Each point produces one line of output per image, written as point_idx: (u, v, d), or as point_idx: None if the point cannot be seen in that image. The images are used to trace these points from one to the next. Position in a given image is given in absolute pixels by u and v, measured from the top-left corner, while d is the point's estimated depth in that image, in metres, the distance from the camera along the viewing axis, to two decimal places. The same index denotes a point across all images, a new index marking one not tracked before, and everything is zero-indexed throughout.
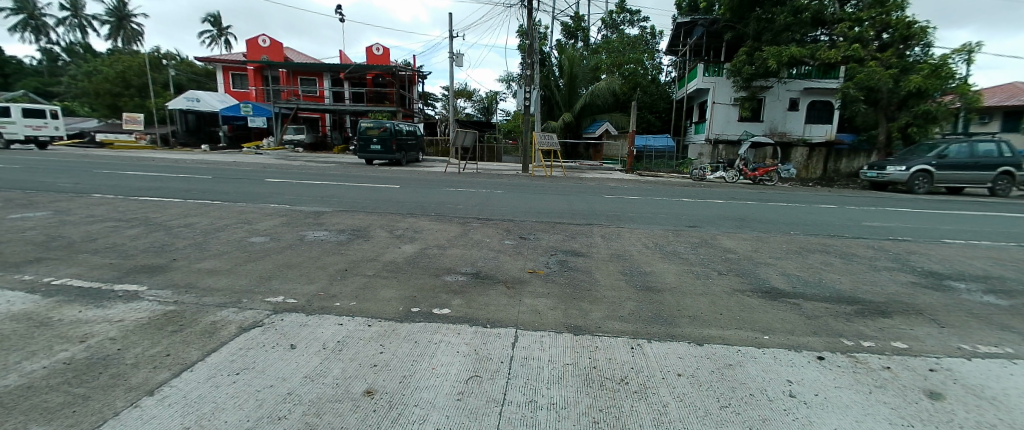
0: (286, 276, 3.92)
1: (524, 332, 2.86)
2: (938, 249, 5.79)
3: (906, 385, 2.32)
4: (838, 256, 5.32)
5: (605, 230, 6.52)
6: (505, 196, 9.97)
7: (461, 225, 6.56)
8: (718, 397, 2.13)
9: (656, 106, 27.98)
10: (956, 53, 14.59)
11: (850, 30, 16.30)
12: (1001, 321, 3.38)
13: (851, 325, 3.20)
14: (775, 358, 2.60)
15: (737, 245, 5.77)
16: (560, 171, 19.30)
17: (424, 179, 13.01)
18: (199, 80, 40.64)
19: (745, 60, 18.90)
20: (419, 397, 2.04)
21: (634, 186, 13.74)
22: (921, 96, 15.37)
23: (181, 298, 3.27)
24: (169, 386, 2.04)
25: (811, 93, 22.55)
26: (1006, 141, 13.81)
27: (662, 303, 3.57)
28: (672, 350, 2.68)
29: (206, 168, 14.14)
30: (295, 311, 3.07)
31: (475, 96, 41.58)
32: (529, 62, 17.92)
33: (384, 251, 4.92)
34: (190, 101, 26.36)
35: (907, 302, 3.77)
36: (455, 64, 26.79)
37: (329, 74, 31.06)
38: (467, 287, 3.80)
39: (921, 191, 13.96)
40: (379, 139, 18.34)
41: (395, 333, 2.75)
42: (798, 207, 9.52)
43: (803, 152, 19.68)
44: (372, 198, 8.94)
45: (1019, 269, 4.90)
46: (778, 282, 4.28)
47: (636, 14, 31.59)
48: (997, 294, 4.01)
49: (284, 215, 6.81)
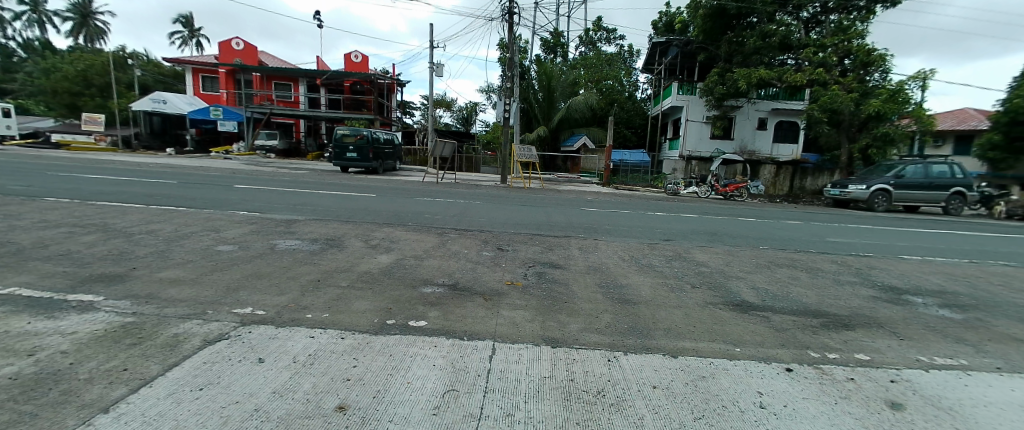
0: (256, 286, 3.78)
1: (502, 345, 2.85)
2: (896, 264, 6.14)
3: (870, 396, 2.42)
4: (805, 270, 5.55)
5: (583, 242, 6.60)
6: (484, 206, 9.97)
7: (439, 235, 6.51)
8: (692, 409, 2.18)
9: (632, 122, 28.86)
10: (911, 79, 15.66)
11: (814, 55, 17.23)
12: (956, 334, 3.60)
13: (817, 338, 3.33)
14: (746, 370, 2.68)
15: (710, 259, 5.94)
16: (539, 183, 19.48)
17: (401, 188, 12.88)
18: (168, 82, 39.15)
19: (717, 81, 19.84)
20: (394, 412, 1.99)
21: (611, 198, 14.01)
22: (880, 119, 16.35)
23: (141, 309, 3.09)
24: (126, 403, 1.92)
25: (778, 113, 23.72)
26: (958, 163, 14.78)
27: (637, 315, 3.62)
28: (647, 362, 2.71)
29: (171, 172, 13.54)
30: (264, 324, 2.95)
31: (454, 106, 41.69)
32: (510, 75, 18.05)
33: (359, 261, 4.81)
34: (156, 103, 25.13)
35: (869, 315, 3.97)
36: (436, 74, 26.83)
37: (305, 79, 30.52)
38: (444, 298, 3.76)
39: (881, 209, 14.79)
40: (355, 147, 17.99)
41: (369, 346, 2.68)
42: (767, 222, 9.90)
43: (770, 170, 20.44)
44: (347, 206, 8.74)
45: (969, 284, 5.24)
46: (749, 295, 4.42)
47: (612, 32, 32.70)
48: (952, 309, 4.27)
49: (254, 223, 6.58)
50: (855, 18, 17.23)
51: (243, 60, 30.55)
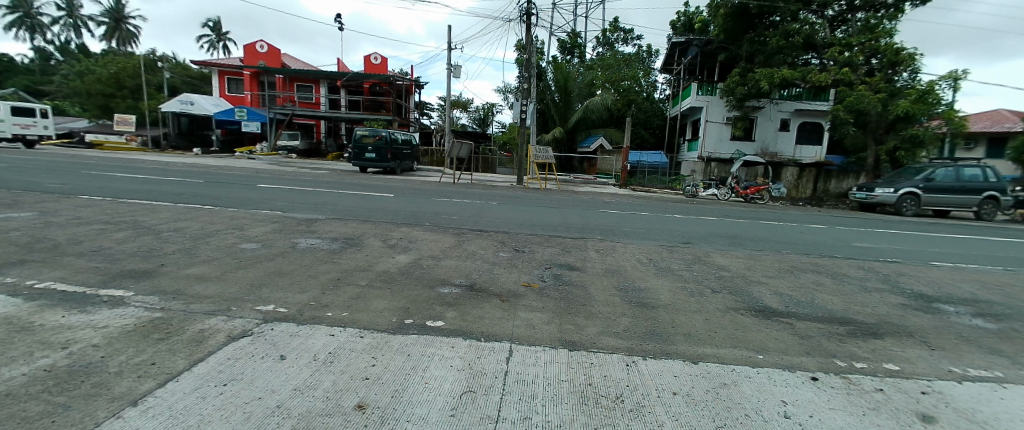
0: (277, 283, 3.87)
1: (520, 347, 2.83)
2: (927, 271, 5.89)
3: (899, 408, 2.32)
4: (830, 276, 5.35)
5: (600, 244, 6.53)
6: (500, 207, 9.98)
7: (456, 235, 6.54)
8: (714, 417, 2.12)
9: (650, 122, 28.58)
10: (942, 79, 14.97)
11: (840, 55, 16.66)
12: (991, 345, 3.42)
13: (844, 346, 3.21)
14: (769, 378, 2.60)
15: (730, 262, 5.80)
16: (554, 184, 19.38)
17: (418, 188, 13.01)
18: (195, 83, 40.50)
19: (737, 81, 19.37)
20: (412, 412, 2.00)
21: (628, 200, 13.88)
22: (909, 120, 15.64)
23: (168, 305, 3.19)
24: (153, 396, 1.97)
25: (802, 114, 23.06)
26: (992, 167, 14.02)
27: (656, 319, 3.56)
28: (666, 368, 2.66)
29: (198, 171, 13.97)
30: (285, 321, 3.01)
31: (470, 107, 41.93)
32: (526, 76, 18.03)
33: (377, 260, 4.87)
34: (184, 104, 25.96)
35: (898, 324, 3.80)
36: (453, 75, 27.03)
37: (326, 81, 31.14)
38: (461, 298, 3.77)
39: (909, 213, 14.20)
40: (374, 148, 18.25)
41: (388, 345, 2.71)
42: (790, 226, 9.63)
43: (793, 172, 19.88)
44: (365, 206, 8.88)
45: (1007, 293, 4.98)
46: (771, 300, 4.30)
47: (630, 33, 32.47)
48: (986, 318, 4.06)
49: (276, 222, 6.74)
50: (883, 16, 16.65)
51: (267, 62, 31.38)
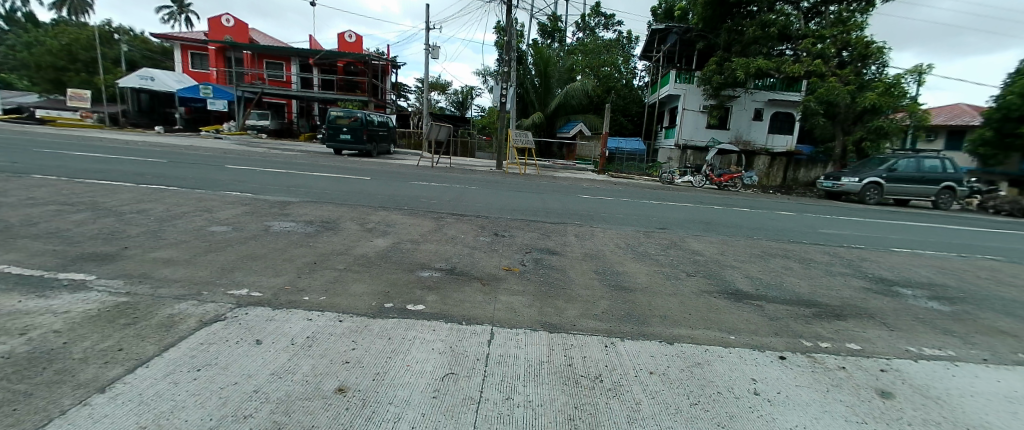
0: (251, 267, 3.75)
1: (501, 330, 2.85)
2: (887, 256, 6.23)
3: (860, 384, 2.48)
4: (798, 261, 5.59)
5: (579, 229, 6.61)
6: (480, 192, 9.91)
7: (435, 220, 6.48)
8: (688, 395, 2.23)
9: (628, 109, 28.80)
10: (908, 73, 15.60)
11: (813, 47, 17.06)
12: (945, 326, 3.66)
13: (810, 327, 3.39)
14: (740, 357, 2.72)
15: (705, 248, 5.97)
16: (533, 170, 19.37)
17: (395, 172, 12.76)
18: (156, 58, 38.12)
19: (714, 70, 19.64)
20: (394, 395, 2.00)
21: (607, 186, 14.01)
22: (875, 112, 16.37)
23: (134, 290, 3.05)
24: (122, 383, 1.90)
25: (775, 104, 23.65)
26: (950, 159, 14.89)
27: (634, 302, 3.66)
28: (644, 349, 2.74)
29: (161, 151, 13.25)
30: (260, 305, 2.93)
31: (449, 89, 41.12)
32: (506, 59, 17.72)
33: (355, 244, 4.78)
34: (144, 80, 24.51)
35: (860, 306, 4.03)
36: (431, 56, 26.34)
37: (297, 58, 29.83)
38: (442, 282, 3.76)
39: (872, 201, 14.91)
40: (349, 129, 17.72)
41: (367, 329, 2.67)
42: (761, 212, 9.96)
43: (765, 161, 20.49)
44: (342, 189, 8.66)
45: (958, 278, 5.34)
46: (743, 283, 4.48)
47: (610, 18, 32.32)
48: (940, 301, 4.35)
49: (248, 204, 6.50)
50: (855, 10, 17.08)
51: (233, 37, 29.77)
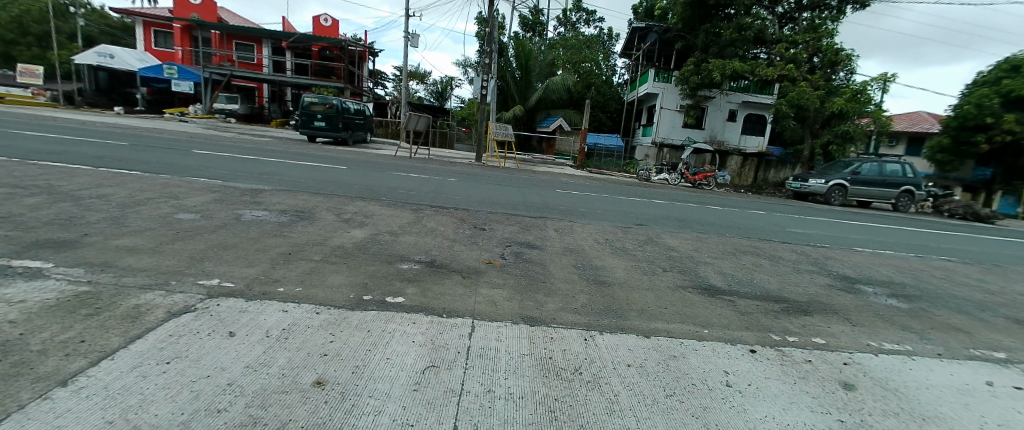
0: (222, 257, 3.62)
1: (481, 323, 2.85)
2: (851, 255, 6.56)
3: (825, 377, 2.62)
4: (767, 258, 5.82)
5: (559, 224, 6.66)
6: (459, 184, 9.84)
7: (414, 211, 6.39)
8: (664, 386, 2.30)
9: (607, 106, 29.08)
10: (874, 81, 16.31)
11: (786, 51, 17.62)
12: (903, 322, 3.90)
13: (779, 322, 3.54)
14: (713, 350, 2.82)
15: (680, 244, 6.14)
16: (513, 163, 19.35)
17: (372, 161, 12.51)
18: (116, 34, 35.92)
19: (692, 70, 20.06)
20: (375, 388, 1.98)
21: (584, 181, 14.17)
22: (842, 117, 17.07)
23: (96, 279, 2.90)
24: (86, 376, 1.81)
25: (748, 106, 24.36)
26: (910, 164, 15.75)
27: (612, 296, 3.73)
28: (621, 342, 2.80)
29: (121, 133, 12.56)
30: (233, 296, 2.83)
31: (428, 80, 40.46)
32: (488, 51, 17.54)
33: (332, 235, 4.67)
34: (101, 57, 22.99)
35: (825, 302, 4.24)
36: (411, 44, 25.81)
37: (269, 41, 28.66)
38: (421, 275, 3.73)
39: (836, 203, 15.63)
40: (324, 116, 17.17)
41: (345, 322, 2.63)
42: (733, 211, 10.28)
43: (737, 161, 21.13)
44: (316, 178, 8.42)
45: (914, 276, 5.68)
46: (717, 279, 4.62)
47: (592, 14, 32.44)
48: (899, 299, 4.61)
49: (218, 191, 6.24)
50: (826, 17, 17.69)
51: (201, 16, 28.34)
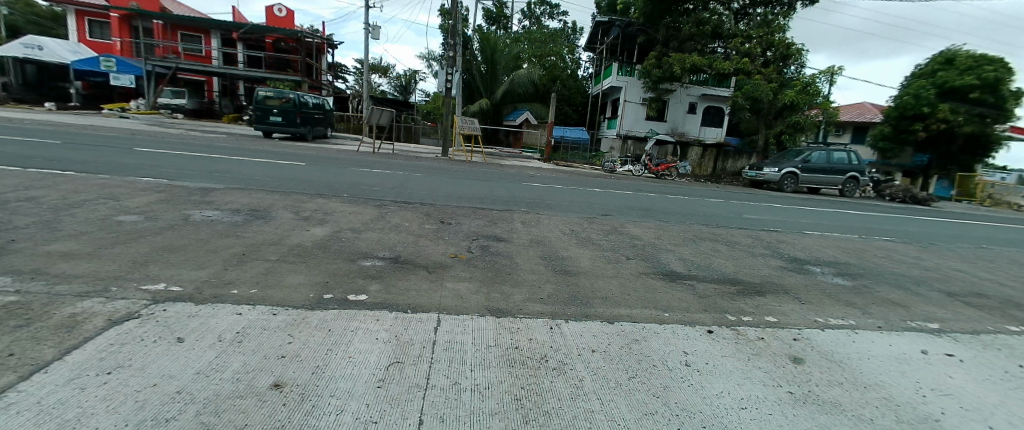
0: (170, 260, 3.42)
1: (447, 317, 2.84)
2: (801, 239, 6.97)
3: (776, 352, 2.79)
4: (724, 244, 6.09)
5: (526, 216, 6.71)
6: (424, 179, 9.70)
7: (377, 207, 6.26)
8: (627, 369, 2.38)
9: (573, 99, 29.41)
10: (823, 74, 17.31)
11: (741, 46, 18.42)
12: (845, 299, 4.20)
13: (734, 303, 3.73)
14: (673, 332, 2.94)
15: (643, 233, 6.33)
16: (480, 157, 19.26)
17: (333, 157, 12.11)
18: (43, 23, 32.94)
19: (653, 64, 20.60)
20: (336, 387, 1.94)
21: (551, 174, 14.31)
22: (794, 109, 17.96)
23: (25, 288, 2.67)
24: (14, 392, 1.67)
25: (707, 99, 25.28)
26: (854, 151, 16.84)
27: (577, 285, 3.80)
28: (586, 329, 2.87)
29: (51, 131, 11.57)
30: (181, 300, 2.69)
31: (391, 73, 39.40)
32: (452, 43, 17.29)
33: (289, 234, 4.51)
34: (28, 48, 21.04)
35: (777, 283, 4.49)
36: (372, 36, 25.10)
37: (218, 32, 27.07)
38: (385, 271, 3.66)
39: (789, 190, 16.52)
40: (280, 111, 16.45)
41: (305, 322, 2.55)
42: (693, 200, 10.68)
43: (697, 152, 21.91)
44: (273, 175, 8.08)
45: (856, 256, 6.11)
46: (677, 265, 4.80)
47: (556, 8, 32.61)
48: (842, 277, 4.96)
49: (164, 191, 5.88)
50: (778, 14, 18.56)
51: (141, 4, 26.41)
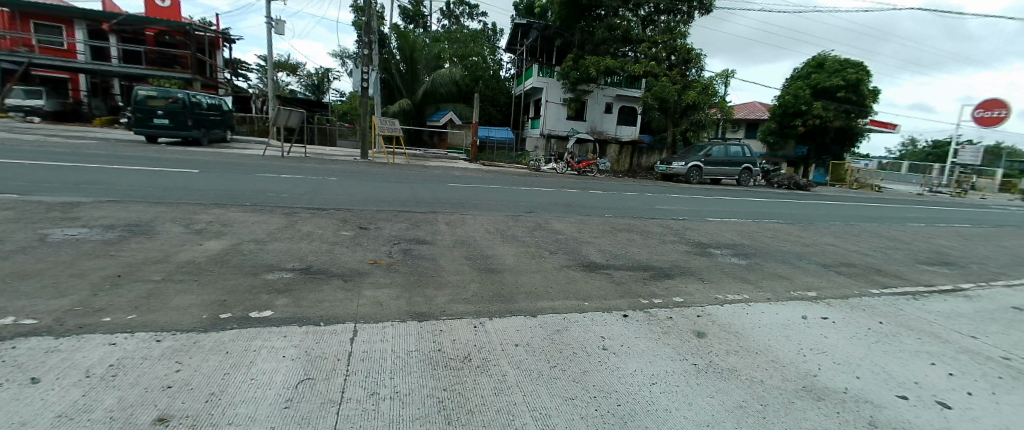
0: (18, 289, 2.88)
1: (364, 326, 2.73)
2: (704, 225, 7.74)
3: (682, 329, 3.07)
4: (638, 233, 6.57)
5: (450, 217, 6.67)
6: (341, 183, 9.22)
7: (287, 216, 5.82)
8: (548, 359, 2.47)
9: (496, 100, 29.76)
10: (719, 77, 19.30)
11: (649, 50, 19.97)
12: (740, 275, 4.75)
13: (647, 287, 4.04)
14: (592, 319, 3.11)
15: (565, 227, 6.60)
16: (403, 159, 18.76)
17: (232, 163, 10.98)
18: None
19: (571, 66, 21.60)
20: (236, 413, 1.78)
21: (475, 174, 14.35)
22: (696, 108, 19.83)
23: None
24: None
25: (621, 99, 27.09)
26: (747, 145, 19.04)
27: (501, 282, 3.87)
28: (509, 324, 2.93)
29: None
30: (35, 335, 2.28)
31: (301, 71, 36.90)
32: (367, 41, 16.54)
33: (179, 249, 4.03)
34: None
35: (684, 266, 4.95)
36: (277, 32, 23.24)
37: (84, 22, 23.25)
38: (295, 283, 3.42)
39: (695, 181, 18.28)
40: (165, 112, 14.59)
41: (198, 346, 2.30)
42: (611, 194, 11.35)
43: (615, 149, 23.35)
44: (159, 185, 7.15)
45: (748, 237, 6.94)
46: (597, 256, 5.08)
47: (474, 8, 32.73)
48: (738, 257, 5.60)
49: (10, 209, 4.93)
50: (679, 21, 20.24)
51: None
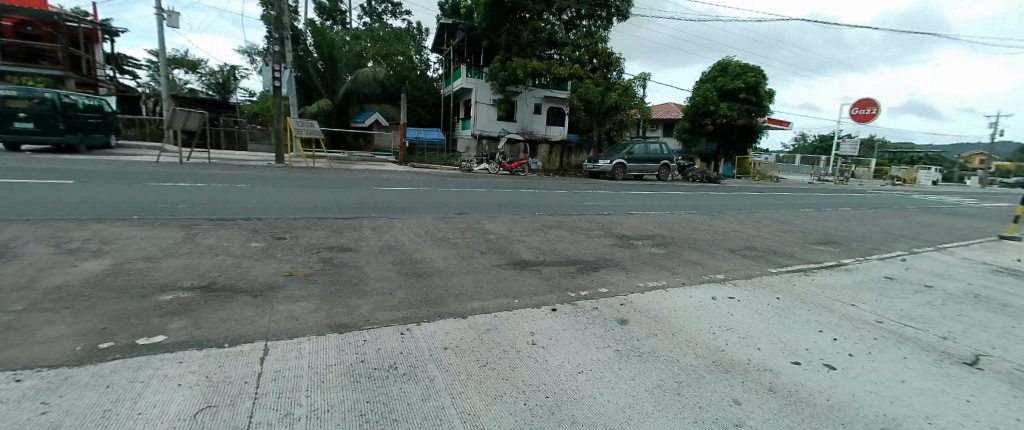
0: None
1: (278, 343, 2.55)
2: (627, 218, 8.24)
3: (606, 319, 3.25)
4: (566, 229, 6.83)
5: (377, 222, 6.44)
6: (252, 191, 8.49)
7: (186, 229, 5.23)
8: (478, 359, 2.49)
9: (425, 100, 29.22)
10: (637, 79, 20.68)
11: (573, 53, 20.85)
12: (658, 264, 5.13)
13: (574, 281, 4.22)
14: (522, 316, 3.19)
15: (496, 227, 6.67)
16: (325, 162, 17.77)
17: (116, 171, 9.61)
18: None
19: (499, 67, 21.93)
20: None
21: (403, 176, 13.97)
22: (618, 109, 21.03)
23: None
24: None
25: (549, 100, 27.93)
26: (664, 143, 20.61)
27: (430, 286, 3.82)
28: (438, 328, 2.90)
29: None
30: None
31: (202, 68, 33.40)
32: (279, 37, 15.40)
33: (45, 274, 3.45)
34: None
35: (609, 258, 5.23)
36: (171, 24, 20.83)
37: None
38: (195, 303, 3.09)
39: (619, 177, 19.43)
40: (23, 115, 12.40)
41: (69, 383, 1.99)
42: (540, 192, 11.66)
43: (546, 148, 24.05)
44: (15, 199, 6.05)
45: (665, 228, 7.51)
46: (527, 254, 5.21)
47: (398, 6, 31.87)
48: (657, 246, 6.05)
49: None
50: (599, 26, 21.40)
51: None
